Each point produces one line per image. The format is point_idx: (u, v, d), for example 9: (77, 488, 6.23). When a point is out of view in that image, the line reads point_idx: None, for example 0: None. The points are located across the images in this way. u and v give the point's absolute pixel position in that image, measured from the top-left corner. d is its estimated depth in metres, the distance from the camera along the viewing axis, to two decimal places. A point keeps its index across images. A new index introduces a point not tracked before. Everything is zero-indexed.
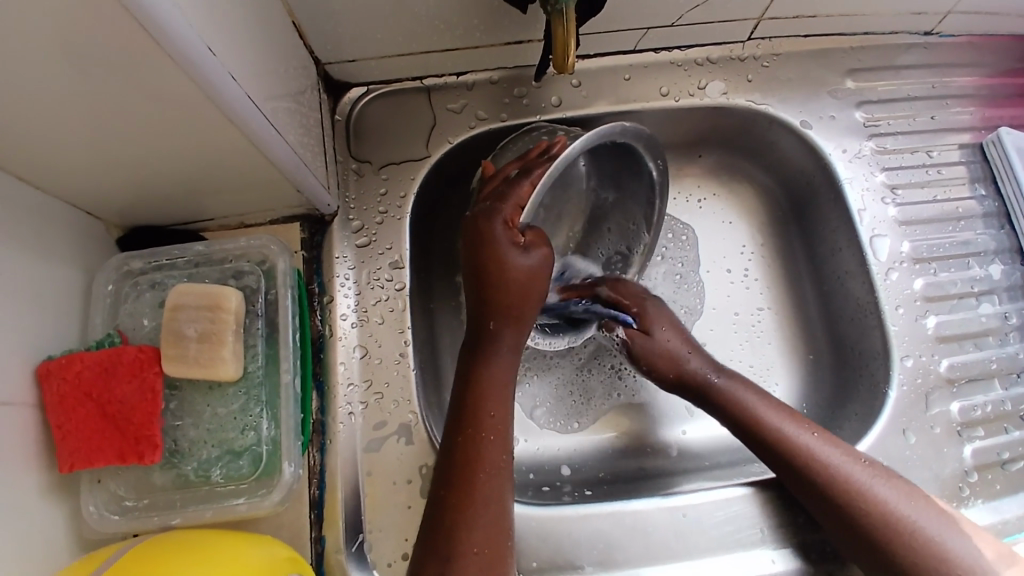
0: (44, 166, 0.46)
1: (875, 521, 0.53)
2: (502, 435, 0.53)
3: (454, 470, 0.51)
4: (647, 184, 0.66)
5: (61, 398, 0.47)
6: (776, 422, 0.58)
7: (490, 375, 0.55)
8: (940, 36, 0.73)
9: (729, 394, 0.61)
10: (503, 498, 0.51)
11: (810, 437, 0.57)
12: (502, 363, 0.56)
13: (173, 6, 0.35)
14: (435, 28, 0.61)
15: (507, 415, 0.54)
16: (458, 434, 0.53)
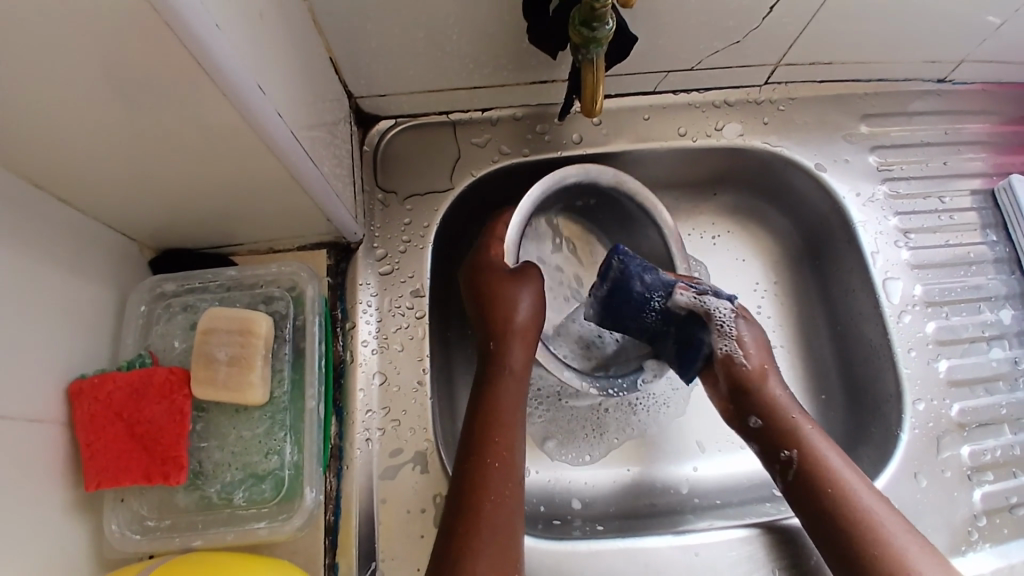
0: (87, 188, 0.48)
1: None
2: (508, 462, 0.54)
3: (461, 493, 0.52)
4: (647, 223, 0.68)
5: (91, 416, 0.48)
6: (845, 459, 0.57)
7: (504, 399, 0.56)
8: (953, 84, 0.75)
9: (802, 417, 0.59)
10: (507, 524, 0.51)
11: (845, 469, 0.55)
12: (507, 385, 0.57)
13: (228, 47, 0.37)
14: (465, 67, 0.63)
15: (513, 442, 0.55)
16: (464, 461, 0.54)
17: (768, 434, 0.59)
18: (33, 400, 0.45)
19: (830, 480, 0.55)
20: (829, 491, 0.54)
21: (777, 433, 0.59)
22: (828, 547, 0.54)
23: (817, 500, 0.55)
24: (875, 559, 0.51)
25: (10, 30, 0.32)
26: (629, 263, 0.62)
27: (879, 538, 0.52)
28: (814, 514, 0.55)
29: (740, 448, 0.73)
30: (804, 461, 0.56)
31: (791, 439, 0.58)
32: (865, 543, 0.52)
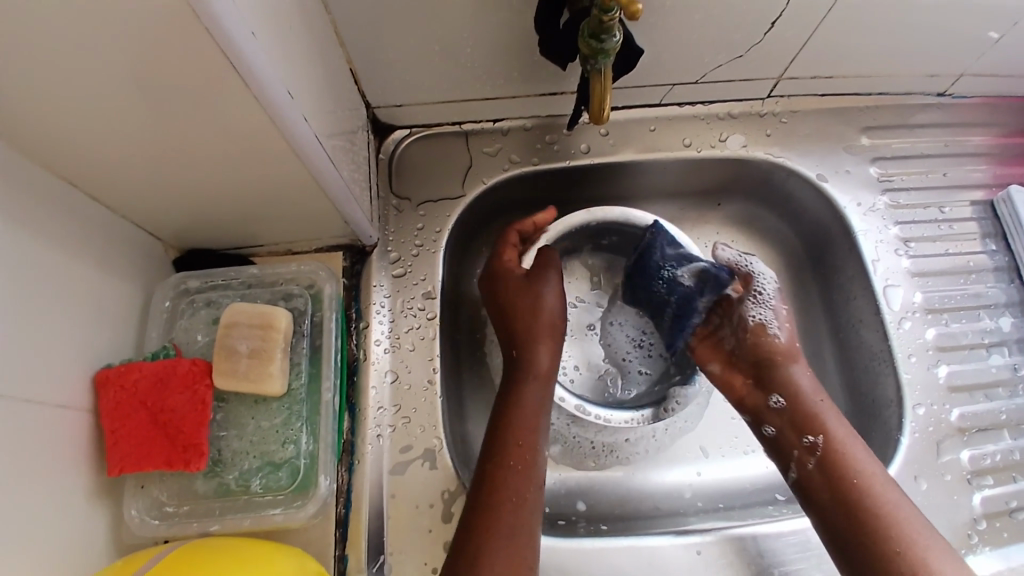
0: (119, 188, 0.50)
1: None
2: (529, 465, 0.55)
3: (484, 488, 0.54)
4: None
5: (116, 403, 0.50)
6: (869, 451, 0.59)
7: (529, 400, 0.59)
8: (953, 97, 0.77)
9: (830, 406, 0.61)
10: (527, 518, 0.53)
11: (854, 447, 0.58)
12: (529, 391, 0.59)
13: (262, 56, 0.40)
14: (478, 79, 0.66)
15: (535, 445, 0.57)
16: (485, 464, 0.56)
17: (795, 419, 0.61)
18: (61, 388, 0.48)
19: (856, 469, 0.57)
20: (854, 479, 0.56)
21: (805, 418, 0.61)
22: (839, 533, 0.55)
23: (840, 487, 0.56)
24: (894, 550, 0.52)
25: (63, 37, 0.35)
26: (659, 235, 0.67)
27: (898, 528, 0.53)
28: (834, 500, 0.56)
29: (742, 453, 0.74)
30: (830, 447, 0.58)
31: (818, 426, 0.60)
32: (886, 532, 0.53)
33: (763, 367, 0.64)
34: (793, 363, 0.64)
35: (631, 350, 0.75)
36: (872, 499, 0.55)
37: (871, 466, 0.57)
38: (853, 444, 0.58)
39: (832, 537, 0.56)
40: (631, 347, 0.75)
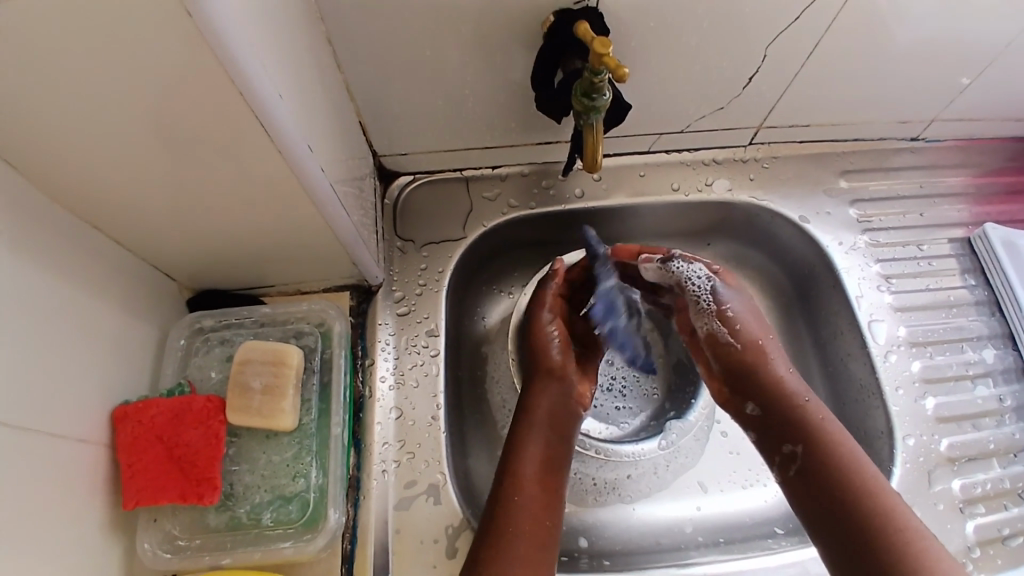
0: (142, 233, 0.54)
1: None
2: (530, 504, 0.60)
3: (498, 521, 0.58)
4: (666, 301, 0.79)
5: (133, 438, 0.52)
6: (858, 457, 0.60)
7: (530, 443, 0.63)
8: (926, 141, 0.82)
9: (815, 408, 0.63)
10: (540, 547, 0.58)
11: (840, 457, 0.59)
12: (532, 434, 0.64)
13: (286, 114, 0.44)
14: (478, 129, 0.70)
15: (534, 487, 0.61)
16: (490, 503, 0.60)
17: (778, 424, 0.63)
18: (79, 423, 0.50)
19: (843, 474, 0.58)
20: (838, 486, 0.58)
21: (787, 422, 0.63)
22: (826, 541, 0.57)
23: (825, 493, 0.58)
24: (879, 555, 0.54)
25: (107, 97, 0.38)
26: (592, 246, 0.70)
27: (885, 533, 0.55)
28: (820, 506, 0.58)
29: (741, 487, 0.75)
30: (813, 452, 0.60)
31: (799, 433, 0.62)
32: (872, 537, 0.55)
33: (736, 372, 0.66)
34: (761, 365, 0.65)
35: (603, 395, 0.78)
36: (857, 505, 0.56)
37: (859, 471, 0.58)
38: (840, 448, 0.60)
39: (820, 544, 0.58)
40: (599, 392, 0.78)
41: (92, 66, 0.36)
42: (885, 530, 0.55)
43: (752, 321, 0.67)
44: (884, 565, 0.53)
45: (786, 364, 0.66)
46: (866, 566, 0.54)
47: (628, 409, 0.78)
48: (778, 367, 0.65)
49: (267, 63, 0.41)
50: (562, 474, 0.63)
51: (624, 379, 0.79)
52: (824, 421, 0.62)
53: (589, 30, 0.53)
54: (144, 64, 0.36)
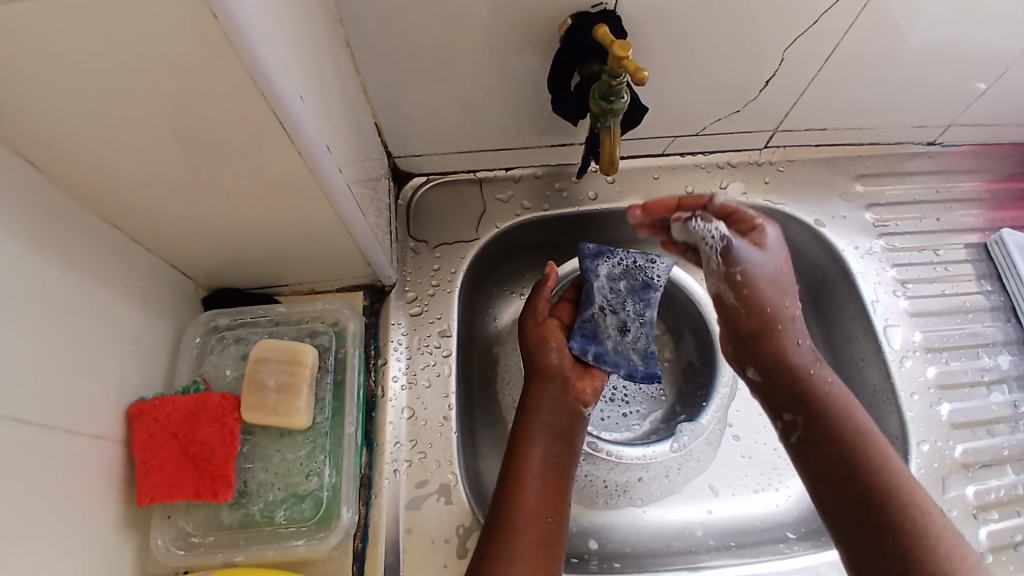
0: (159, 231, 0.54)
1: (926, 555, 0.52)
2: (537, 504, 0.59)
3: (499, 519, 0.58)
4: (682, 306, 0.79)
5: (149, 435, 0.52)
6: (856, 421, 0.60)
7: (533, 447, 0.63)
8: (942, 146, 0.81)
9: (822, 380, 0.63)
10: (543, 547, 0.58)
11: (835, 422, 0.60)
12: (535, 435, 0.63)
13: (305, 115, 0.44)
14: (492, 131, 0.70)
15: (540, 488, 0.60)
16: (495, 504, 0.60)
17: (785, 395, 0.64)
18: (96, 419, 0.50)
19: (846, 446, 0.59)
20: (836, 451, 0.59)
21: (795, 394, 0.63)
22: (826, 510, 0.58)
23: (828, 465, 0.59)
24: (877, 527, 0.54)
25: (129, 96, 0.39)
26: (586, 258, 0.70)
27: (886, 507, 0.55)
28: (823, 477, 0.59)
29: (753, 492, 0.74)
30: (818, 423, 0.61)
31: (796, 402, 0.63)
32: (871, 510, 0.55)
33: (745, 341, 0.64)
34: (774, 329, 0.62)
35: (606, 406, 0.77)
36: (859, 476, 0.57)
37: (863, 445, 0.58)
38: (846, 422, 0.60)
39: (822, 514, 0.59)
40: (604, 403, 0.77)
41: (115, 65, 0.37)
42: (885, 502, 0.55)
43: (767, 288, 0.61)
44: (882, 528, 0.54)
45: (800, 335, 0.63)
46: (868, 538, 0.54)
47: (635, 414, 0.77)
48: (789, 338, 0.63)
49: (287, 65, 0.42)
50: (567, 477, 0.63)
51: (626, 387, 0.78)
52: (834, 395, 0.62)
53: (608, 33, 0.53)
54: (166, 64, 0.37)
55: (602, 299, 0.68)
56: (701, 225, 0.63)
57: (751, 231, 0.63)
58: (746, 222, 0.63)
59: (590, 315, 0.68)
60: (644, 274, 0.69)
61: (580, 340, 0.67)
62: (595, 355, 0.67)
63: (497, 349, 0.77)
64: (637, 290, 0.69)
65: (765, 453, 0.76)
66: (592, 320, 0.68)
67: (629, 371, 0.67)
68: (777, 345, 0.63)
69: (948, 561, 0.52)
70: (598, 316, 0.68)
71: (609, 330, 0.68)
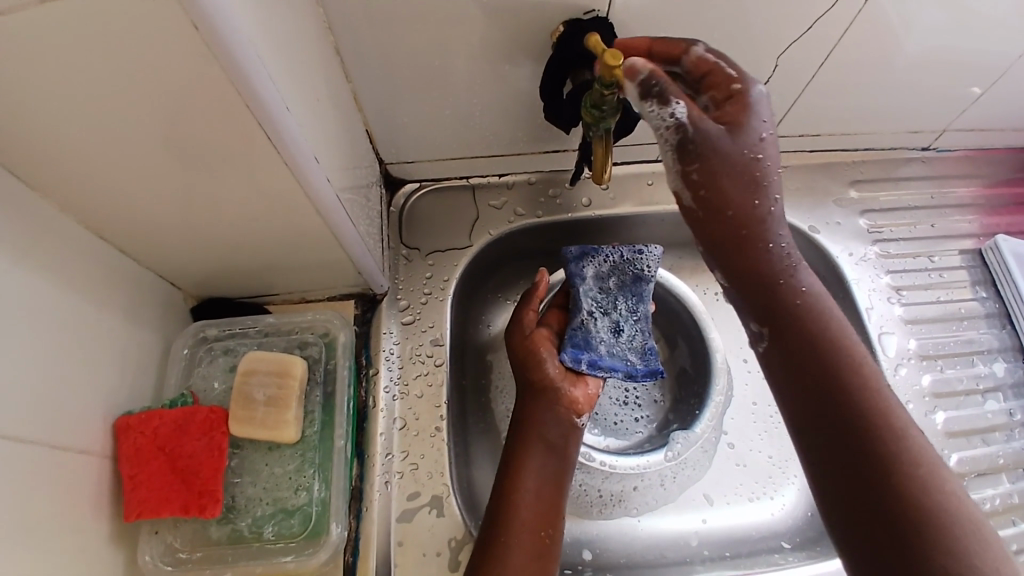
0: (147, 243, 0.53)
1: (905, 486, 0.46)
2: (532, 521, 0.59)
3: (493, 533, 0.58)
4: (674, 309, 0.79)
5: (136, 450, 0.52)
6: (836, 340, 0.52)
7: (529, 462, 0.62)
8: (937, 151, 0.81)
9: (797, 290, 0.53)
10: (536, 561, 0.57)
11: (812, 342, 0.52)
12: (532, 450, 0.63)
13: (294, 126, 0.44)
14: (485, 138, 0.70)
15: (534, 504, 0.60)
16: (489, 518, 0.59)
17: (757, 305, 0.53)
18: (83, 434, 0.49)
19: (826, 376, 0.50)
20: (812, 373, 0.51)
21: (765, 310, 0.53)
22: (803, 448, 0.51)
23: (805, 397, 0.51)
24: (860, 472, 0.48)
25: (115, 108, 0.38)
26: (569, 266, 0.70)
27: (866, 435, 0.48)
28: (799, 412, 0.51)
29: (748, 500, 0.74)
30: (793, 349, 0.52)
31: (770, 315, 0.53)
32: (847, 442, 0.48)
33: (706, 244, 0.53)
34: (746, 229, 0.51)
35: (619, 409, 0.77)
36: (842, 412, 0.49)
37: (841, 369, 0.51)
38: (828, 346, 0.51)
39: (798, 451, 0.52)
40: (616, 407, 0.77)
41: (100, 78, 0.36)
42: (870, 442, 0.48)
43: (730, 185, 0.49)
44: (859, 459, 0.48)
45: (774, 235, 0.51)
46: (844, 469, 0.48)
47: (645, 419, 0.77)
48: (761, 240, 0.51)
49: (274, 75, 0.41)
50: (563, 492, 0.63)
51: (635, 391, 0.78)
52: (812, 312, 0.53)
53: (601, 41, 0.53)
54: (153, 76, 0.36)
55: (590, 304, 0.68)
56: (656, 106, 0.48)
57: (728, 100, 0.49)
58: (723, 87, 0.50)
59: (580, 322, 0.68)
60: (633, 267, 0.69)
61: (572, 350, 0.66)
62: (589, 362, 0.66)
63: (491, 356, 0.76)
64: (627, 285, 0.69)
65: (760, 461, 0.76)
66: (583, 327, 0.67)
67: (628, 372, 0.67)
68: (746, 255, 0.51)
69: (930, 492, 0.46)
70: (588, 322, 0.68)
71: (600, 334, 0.67)
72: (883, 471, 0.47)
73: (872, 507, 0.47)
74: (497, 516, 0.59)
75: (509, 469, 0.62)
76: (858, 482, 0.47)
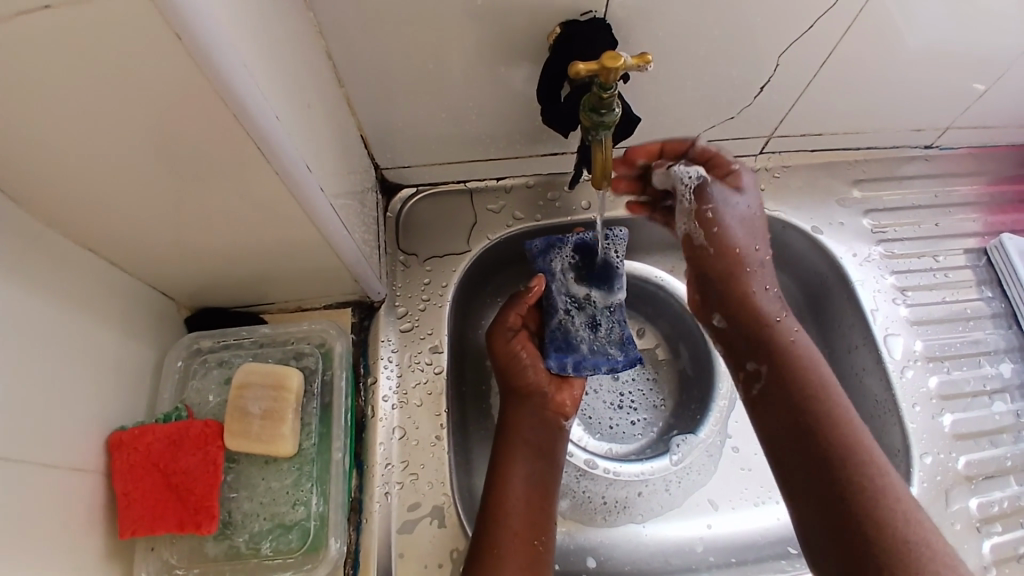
0: (138, 255, 0.52)
1: (876, 513, 0.52)
2: (525, 527, 0.59)
3: (485, 540, 0.58)
4: (675, 311, 0.79)
5: (130, 466, 0.51)
6: (829, 379, 0.60)
7: (518, 468, 0.62)
8: (940, 149, 0.80)
9: (788, 331, 0.63)
10: (529, 568, 0.57)
11: (812, 380, 0.60)
12: (518, 456, 0.63)
13: (285, 135, 0.43)
14: (482, 142, 0.69)
15: (526, 509, 0.60)
16: (481, 524, 0.59)
17: (757, 343, 0.63)
18: (76, 450, 0.49)
19: (816, 413, 0.58)
20: (803, 403, 0.58)
21: (764, 346, 0.63)
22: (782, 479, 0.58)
23: (796, 429, 0.58)
24: (838, 495, 0.54)
25: (102, 121, 0.37)
26: (541, 263, 0.68)
27: (848, 464, 0.54)
28: (784, 446, 0.58)
29: (753, 505, 0.73)
30: (780, 390, 0.60)
31: (767, 349, 0.63)
32: (831, 467, 0.55)
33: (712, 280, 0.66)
34: (737, 273, 0.65)
35: (614, 413, 0.76)
36: (821, 441, 0.56)
37: (832, 405, 0.58)
38: (816, 386, 0.59)
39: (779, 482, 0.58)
40: (610, 411, 0.76)
41: (86, 91, 0.35)
42: (849, 479, 0.54)
43: (727, 234, 0.65)
44: (840, 484, 0.54)
45: (759, 281, 0.65)
46: (824, 491, 0.54)
47: (643, 422, 0.76)
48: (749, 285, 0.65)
49: (263, 83, 0.40)
50: (551, 496, 0.62)
51: (632, 393, 0.77)
52: (801, 360, 0.61)
53: (581, 68, 0.48)
54: (139, 88, 0.35)
55: (564, 303, 0.66)
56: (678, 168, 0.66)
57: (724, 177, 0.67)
58: (722, 169, 0.66)
59: (557, 323, 0.66)
60: (598, 254, 0.67)
61: (555, 355, 0.65)
62: (574, 365, 0.65)
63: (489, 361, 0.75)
64: (596, 274, 0.67)
65: (764, 466, 0.75)
66: (561, 328, 0.66)
67: (610, 366, 0.65)
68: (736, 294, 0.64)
69: (900, 521, 0.51)
70: (566, 322, 0.66)
71: (580, 332, 0.66)
72: (858, 498, 0.53)
73: (850, 539, 0.52)
74: (486, 524, 0.59)
75: (497, 475, 0.62)
76: (835, 504, 0.53)
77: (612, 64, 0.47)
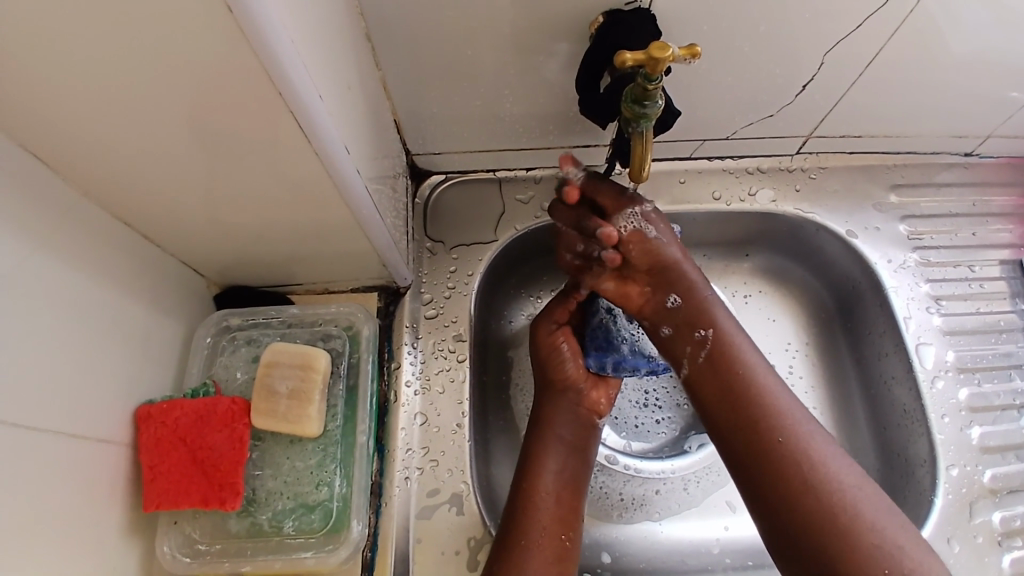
0: (173, 231, 0.53)
1: (822, 475, 0.54)
2: (549, 517, 0.59)
3: (513, 532, 0.58)
4: None
5: (157, 440, 0.52)
6: (750, 346, 0.60)
7: (546, 463, 0.61)
8: (980, 157, 0.78)
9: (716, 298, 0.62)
10: (555, 562, 0.58)
11: (740, 349, 0.59)
12: (552, 451, 0.62)
13: (326, 114, 0.42)
14: (515, 131, 0.68)
15: (552, 503, 0.60)
16: (507, 516, 0.60)
17: (693, 317, 0.60)
18: (105, 421, 0.49)
19: (749, 382, 0.57)
20: (739, 375, 0.58)
21: (699, 319, 0.60)
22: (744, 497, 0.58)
23: (737, 403, 0.57)
24: (789, 463, 0.54)
25: (146, 96, 0.37)
26: None
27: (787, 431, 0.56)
28: (735, 463, 0.57)
29: None
30: (720, 364, 0.59)
31: (705, 319, 0.60)
32: (775, 437, 0.55)
33: (658, 272, 0.61)
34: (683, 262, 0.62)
35: (639, 412, 0.76)
36: (761, 412, 0.56)
37: (756, 373, 0.58)
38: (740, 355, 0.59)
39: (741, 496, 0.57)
40: (637, 409, 0.76)
41: (131, 63, 0.35)
42: (797, 466, 0.54)
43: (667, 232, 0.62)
44: (784, 452, 0.55)
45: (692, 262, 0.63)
46: (775, 462, 0.55)
47: (666, 421, 0.75)
48: (687, 266, 0.61)
49: (306, 61, 0.40)
50: (581, 494, 0.62)
51: (657, 391, 0.76)
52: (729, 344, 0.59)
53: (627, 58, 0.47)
54: (185, 63, 0.35)
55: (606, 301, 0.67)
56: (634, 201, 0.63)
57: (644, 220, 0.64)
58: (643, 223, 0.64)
59: (598, 321, 0.67)
60: None
61: (595, 355, 0.66)
62: (613, 364, 0.66)
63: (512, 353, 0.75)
64: None
65: None
66: (603, 326, 0.67)
67: (650, 368, 0.67)
68: (676, 273, 0.61)
69: (843, 476, 0.54)
70: (608, 320, 0.67)
71: (621, 332, 0.67)
72: (804, 462, 0.54)
73: (815, 524, 0.52)
74: (514, 518, 0.59)
75: (526, 469, 0.62)
76: (786, 472, 0.54)
77: (658, 53, 0.46)
